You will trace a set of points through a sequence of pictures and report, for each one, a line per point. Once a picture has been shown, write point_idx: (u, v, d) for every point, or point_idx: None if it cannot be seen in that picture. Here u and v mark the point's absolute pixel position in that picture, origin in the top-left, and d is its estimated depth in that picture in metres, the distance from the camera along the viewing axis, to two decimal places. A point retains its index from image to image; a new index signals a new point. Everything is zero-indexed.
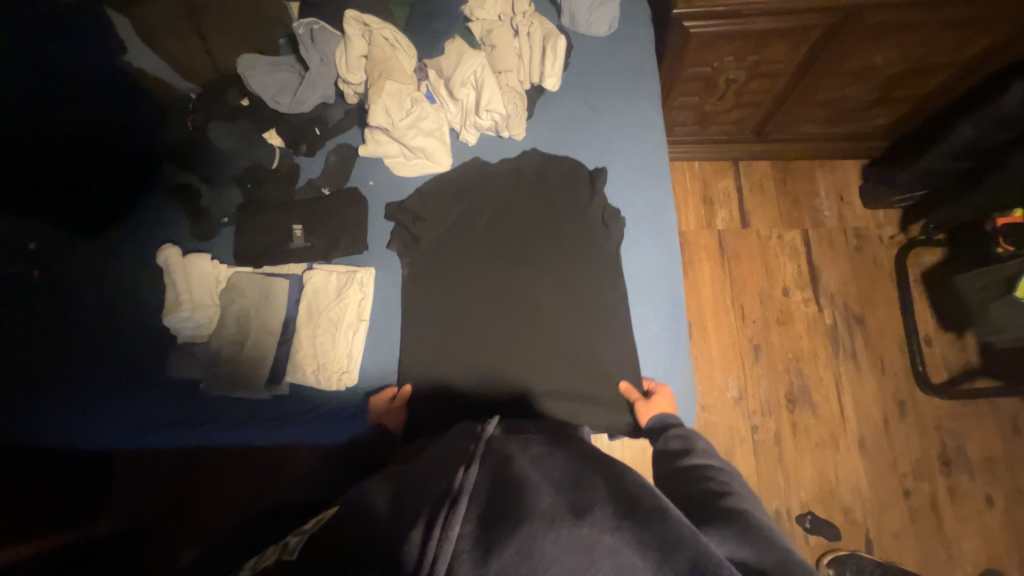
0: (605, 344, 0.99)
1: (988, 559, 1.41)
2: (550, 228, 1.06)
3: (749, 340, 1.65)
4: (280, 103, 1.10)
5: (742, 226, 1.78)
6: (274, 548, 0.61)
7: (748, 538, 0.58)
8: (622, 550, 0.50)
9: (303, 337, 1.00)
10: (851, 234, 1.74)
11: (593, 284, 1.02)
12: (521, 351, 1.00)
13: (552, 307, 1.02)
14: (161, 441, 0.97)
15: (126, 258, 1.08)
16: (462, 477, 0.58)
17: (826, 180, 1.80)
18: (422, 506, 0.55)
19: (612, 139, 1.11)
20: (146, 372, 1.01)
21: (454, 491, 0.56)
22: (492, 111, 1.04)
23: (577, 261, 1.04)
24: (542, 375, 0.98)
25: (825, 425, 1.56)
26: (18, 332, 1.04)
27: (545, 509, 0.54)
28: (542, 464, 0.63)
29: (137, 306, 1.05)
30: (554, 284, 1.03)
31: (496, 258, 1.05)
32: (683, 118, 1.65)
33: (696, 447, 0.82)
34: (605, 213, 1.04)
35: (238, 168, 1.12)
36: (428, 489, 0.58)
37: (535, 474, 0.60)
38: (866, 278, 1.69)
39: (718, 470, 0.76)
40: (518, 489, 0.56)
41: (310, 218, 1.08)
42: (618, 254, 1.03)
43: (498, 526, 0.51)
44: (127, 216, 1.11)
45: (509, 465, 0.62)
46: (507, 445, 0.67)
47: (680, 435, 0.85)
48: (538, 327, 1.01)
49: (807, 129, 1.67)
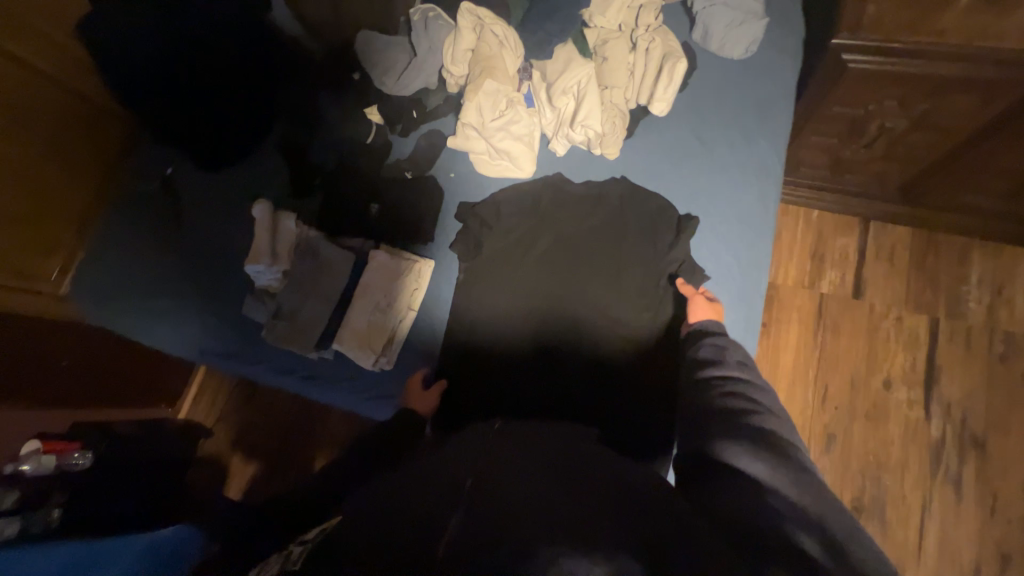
0: (648, 376, 0.93)
1: None
2: (622, 255, 0.98)
3: (824, 425, 1.44)
4: (384, 84, 1.12)
5: (852, 294, 1.52)
6: (278, 556, 0.59)
7: (779, 471, 0.59)
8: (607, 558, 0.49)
9: (355, 312, 1.04)
10: (996, 338, 1.42)
11: (654, 324, 0.95)
12: (558, 369, 0.94)
13: (604, 333, 0.95)
14: (228, 366, 1.11)
15: (230, 199, 1.20)
16: (464, 482, 0.59)
17: (981, 265, 1.47)
18: (420, 502, 0.57)
19: (714, 178, 0.99)
20: (226, 305, 1.14)
21: (463, 488, 0.57)
22: (587, 127, 0.99)
23: (641, 278, 0.97)
24: (573, 398, 0.92)
25: (893, 550, 1.32)
26: (140, 243, 1.21)
27: (543, 497, 0.55)
28: (539, 445, 0.66)
29: (230, 244, 1.18)
30: (612, 308, 0.96)
31: (554, 277, 0.99)
32: (814, 158, 1.42)
33: (727, 356, 0.77)
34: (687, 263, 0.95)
35: (339, 137, 1.19)
36: (432, 482, 0.60)
37: (526, 459, 0.62)
38: (1001, 395, 1.38)
39: (749, 380, 0.73)
40: (505, 485, 0.57)
41: (388, 199, 1.12)
42: (687, 284, 0.95)
43: (490, 528, 0.51)
44: (237, 161, 1.22)
45: (501, 458, 0.63)
46: (508, 434, 0.70)
47: (712, 342, 0.80)
48: (584, 347, 0.95)
49: (971, 201, 1.37)
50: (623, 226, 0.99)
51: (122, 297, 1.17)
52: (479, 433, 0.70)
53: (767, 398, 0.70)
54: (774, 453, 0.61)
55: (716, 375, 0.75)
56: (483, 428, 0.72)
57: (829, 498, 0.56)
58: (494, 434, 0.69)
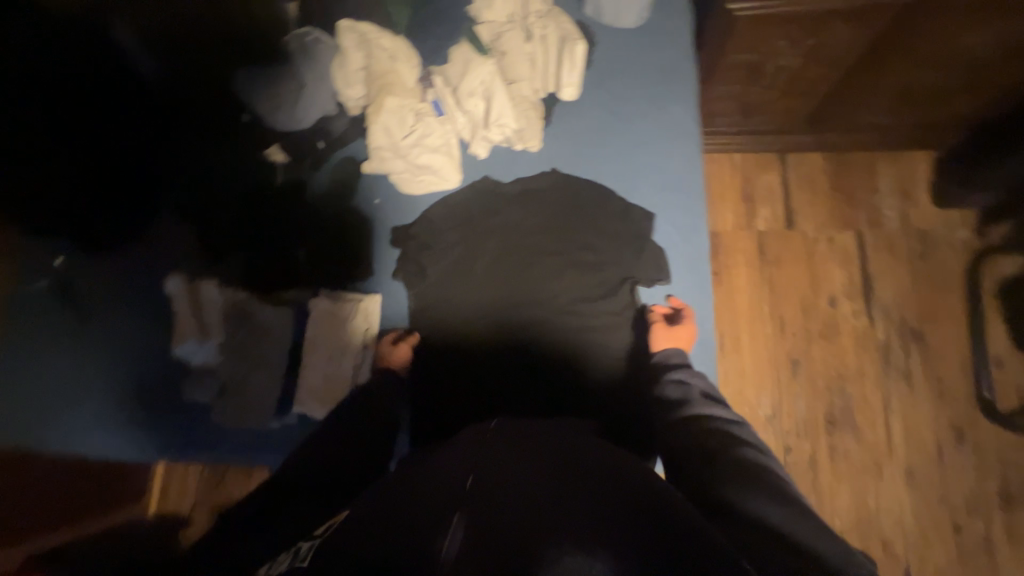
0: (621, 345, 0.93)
1: None
2: (573, 241, 0.97)
3: (787, 354, 1.53)
4: (279, 120, 1.05)
5: (786, 226, 1.61)
6: (287, 554, 0.60)
7: (783, 507, 0.59)
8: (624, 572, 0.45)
9: (308, 368, 0.98)
10: (914, 238, 1.54)
11: (616, 303, 0.94)
12: (531, 371, 0.92)
13: (571, 323, 0.93)
14: (182, 455, 1.01)
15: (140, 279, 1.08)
16: (468, 484, 0.54)
17: (889, 175, 1.59)
18: (418, 517, 0.52)
19: (638, 152, 0.99)
20: (162, 394, 1.02)
21: (465, 491, 0.53)
22: (502, 125, 0.97)
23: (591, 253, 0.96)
24: (552, 394, 0.90)
25: (868, 451, 1.43)
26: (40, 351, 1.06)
27: (553, 504, 0.50)
28: (544, 445, 0.62)
29: (149, 328, 1.06)
30: (572, 297, 0.94)
31: (506, 280, 0.96)
32: (724, 107, 1.47)
33: (694, 390, 0.79)
34: (635, 239, 0.96)
35: (243, 186, 1.09)
36: (424, 497, 0.55)
37: (536, 464, 0.57)
38: (929, 288, 1.50)
39: (721, 412, 0.74)
40: (511, 493, 0.52)
41: (314, 241, 1.04)
42: (636, 242, 0.95)
43: (497, 541, 0.46)
44: (134, 233, 1.09)
45: (505, 463, 0.57)
46: (511, 436, 0.64)
47: (678, 376, 0.82)
48: (553, 340, 0.93)
49: (868, 118, 1.47)
50: (566, 215, 0.98)
51: (38, 413, 1.04)
52: (478, 438, 0.64)
53: (741, 428, 0.72)
54: (773, 490, 0.61)
55: (690, 411, 0.75)
56: (482, 430, 0.66)
57: (819, 525, 0.58)
58: (495, 435, 0.64)
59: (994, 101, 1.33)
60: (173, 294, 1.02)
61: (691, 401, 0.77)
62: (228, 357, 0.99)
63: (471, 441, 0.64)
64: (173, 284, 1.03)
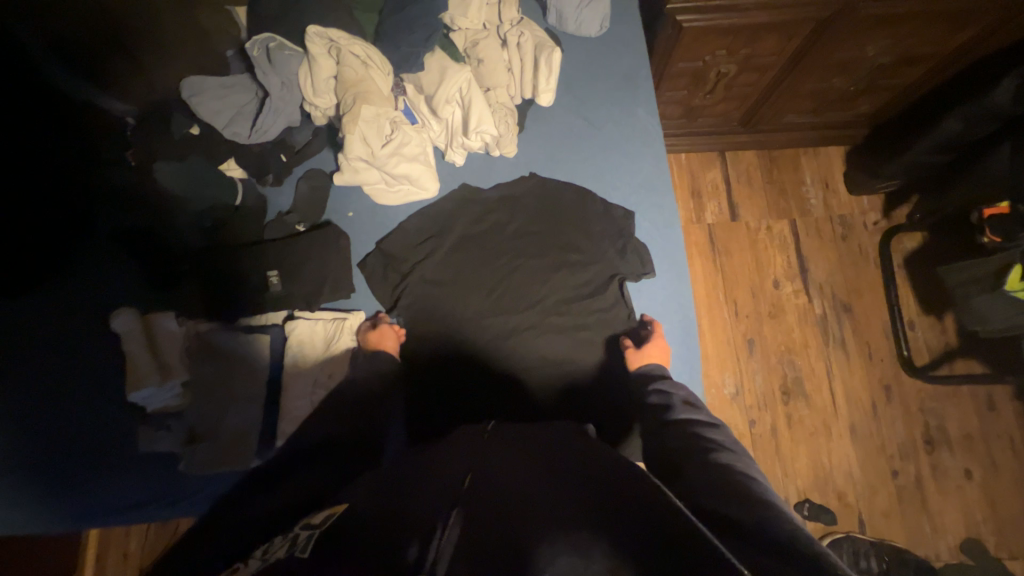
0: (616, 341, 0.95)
1: (968, 529, 1.50)
2: (555, 241, 0.99)
3: (743, 335, 1.66)
4: (237, 134, 0.96)
5: (731, 219, 1.75)
6: (284, 539, 0.54)
7: (748, 506, 0.56)
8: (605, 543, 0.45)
9: (292, 398, 0.90)
10: (836, 223, 1.75)
11: (602, 300, 0.97)
12: (530, 372, 0.93)
13: (562, 321, 0.96)
14: (135, 517, 0.86)
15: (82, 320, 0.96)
16: (467, 480, 0.59)
17: (811, 168, 1.79)
18: (417, 513, 0.53)
19: (610, 154, 1.03)
20: (109, 451, 0.88)
21: (461, 490, 0.57)
22: (482, 132, 0.95)
23: (578, 254, 0.99)
24: (547, 392, 0.92)
25: (818, 415, 1.60)
26: None
27: (538, 498, 0.52)
28: (534, 446, 0.67)
29: (88, 376, 0.91)
30: (563, 297, 0.97)
31: (494, 288, 0.97)
32: (670, 112, 1.58)
33: (676, 400, 0.79)
34: (623, 240, 0.98)
35: (195, 206, 0.98)
36: (426, 496, 0.57)
37: (525, 464, 0.62)
38: (851, 266, 1.71)
39: (701, 419, 0.73)
40: (498, 491, 0.56)
41: (285, 261, 0.95)
42: (622, 239, 0.99)
43: (488, 530, 0.49)
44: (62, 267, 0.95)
45: (503, 468, 0.62)
46: (499, 444, 0.69)
47: (662, 387, 0.81)
48: (544, 338, 0.95)
49: (792, 119, 1.64)
50: (550, 218, 1.00)
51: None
52: (470, 447, 0.69)
53: (718, 435, 0.70)
54: (739, 493, 0.58)
55: (671, 419, 0.75)
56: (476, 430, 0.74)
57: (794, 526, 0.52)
58: (485, 441, 0.70)
59: (890, 101, 1.55)
60: (122, 332, 0.91)
61: (674, 412, 0.76)
62: (198, 395, 0.89)
63: (460, 448, 0.69)
64: (121, 320, 0.91)
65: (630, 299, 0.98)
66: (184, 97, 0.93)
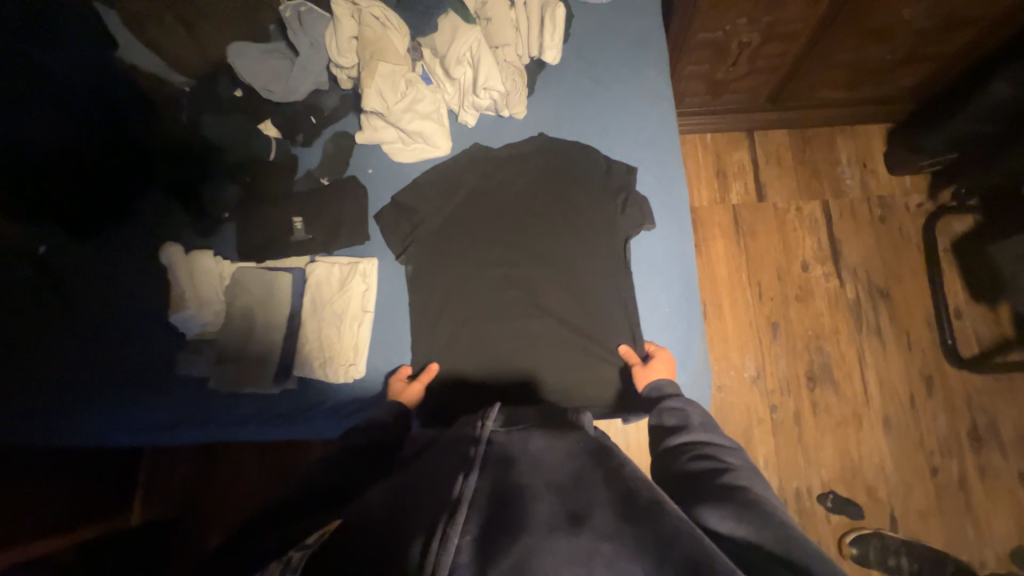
0: (618, 290, 0.97)
1: (1019, 537, 1.36)
2: (565, 228, 1.01)
3: (766, 318, 1.60)
4: (273, 92, 1.07)
5: (758, 199, 1.70)
6: (276, 563, 0.53)
7: (754, 524, 0.56)
8: (618, 558, 0.50)
9: (309, 331, 0.99)
10: (875, 204, 1.65)
11: (608, 281, 0.98)
12: (529, 351, 0.97)
13: (565, 303, 0.98)
14: (179, 435, 0.98)
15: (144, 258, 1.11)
16: (462, 483, 0.59)
17: (848, 148, 1.70)
18: (420, 517, 0.55)
19: (617, 114, 1.05)
20: (155, 370, 1.02)
21: (457, 494, 0.57)
22: (490, 89, 0.99)
23: (584, 207, 1.01)
24: (543, 367, 0.96)
25: (847, 404, 1.51)
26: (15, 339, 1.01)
27: (546, 510, 0.56)
28: (537, 453, 0.65)
29: (140, 308, 1.06)
30: (567, 247, 1.00)
31: (500, 245, 1.02)
32: (693, 88, 1.57)
33: (691, 417, 0.78)
34: (626, 194, 0.99)
35: (234, 162, 1.10)
36: (429, 493, 0.59)
37: (533, 469, 0.63)
38: (891, 249, 1.61)
39: (714, 439, 0.74)
40: (505, 500, 0.57)
41: (309, 209, 1.06)
42: (631, 194, 0.98)
43: (500, 540, 0.52)
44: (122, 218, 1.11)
45: (512, 466, 0.63)
46: (507, 438, 0.69)
47: (673, 405, 0.82)
48: (546, 321, 0.98)
49: (824, 94, 1.58)
50: (555, 182, 1.03)
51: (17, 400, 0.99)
52: (471, 441, 0.67)
53: (730, 457, 0.70)
54: (747, 511, 0.58)
55: (682, 439, 0.76)
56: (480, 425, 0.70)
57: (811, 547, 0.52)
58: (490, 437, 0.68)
59: (934, 73, 1.46)
60: (169, 264, 1.02)
61: (685, 431, 0.77)
62: (227, 324, 1.00)
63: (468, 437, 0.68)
64: (169, 254, 1.02)
65: (630, 256, 0.98)
66: (228, 58, 1.04)
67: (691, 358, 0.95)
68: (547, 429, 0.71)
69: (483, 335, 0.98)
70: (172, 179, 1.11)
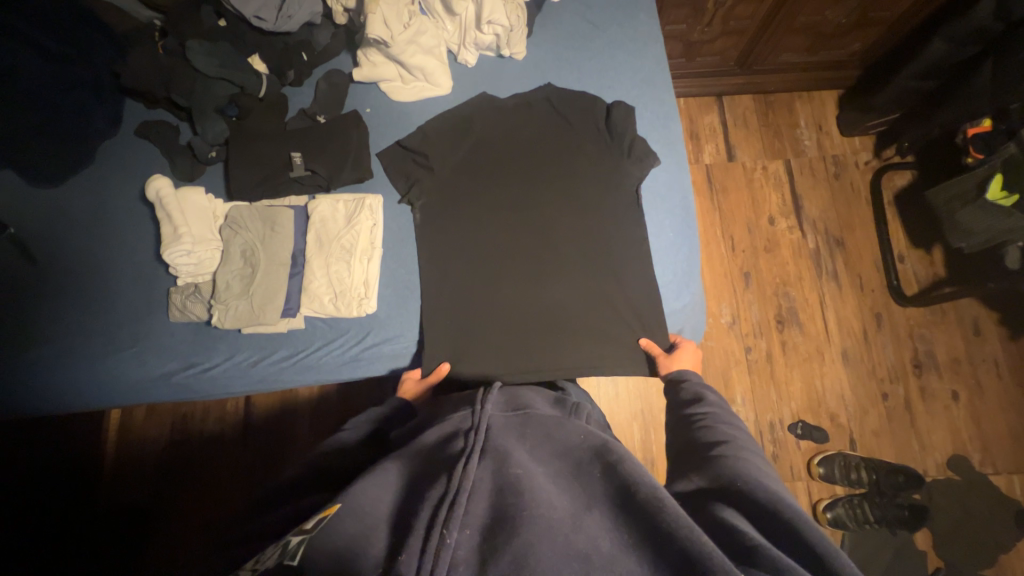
0: (628, 221, 1.01)
1: (954, 447, 1.56)
2: (576, 196, 1.03)
3: (739, 268, 1.72)
4: (263, 20, 1.00)
5: (728, 159, 1.81)
6: (277, 547, 0.55)
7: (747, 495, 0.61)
8: (615, 556, 0.53)
9: (316, 268, 0.98)
10: (830, 162, 1.81)
11: (625, 240, 1.01)
12: (547, 288, 1.00)
13: (580, 267, 1.00)
14: (173, 389, 0.98)
15: (127, 202, 1.05)
16: (461, 472, 0.60)
17: (805, 111, 1.85)
18: (419, 508, 0.57)
19: (613, 54, 1.10)
20: (147, 312, 1.00)
21: (454, 486, 0.58)
22: (494, 23, 1.00)
23: (590, 145, 1.04)
24: (563, 301, 0.99)
25: (811, 341, 1.66)
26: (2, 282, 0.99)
27: (547, 501, 0.57)
28: (537, 443, 0.68)
29: (128, 251, 1.03)
30: (579, 181, 1.03)
31: (509, 192, 1.03)
32: (670, 50, 1.64)
33: (707, 396, 0.83)
34: (630, 139, 1.02)
35: (220, 95, 1.03)
36: (427, 489, 0.60)
37: (531, 462, 0.64)
38: (844, 202, 1.77)
39: (724, 417, 0.78)
40: (506, 490, 0.59)
41: (309, 145, 1.02)
42: (634, 132, 1.03)
43: (499, 532, 0.54)
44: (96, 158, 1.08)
45: (511, 456, 0.63)
46: (504, 426, 0.69)
47: (689, 385, 0.86)
48: (561, 286, 1.00)
49: (785, 59, 1.71)
50: (558, 140, 1.05)
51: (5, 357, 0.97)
52: (467, 430, 0.68)
53: (735, 432, 0.75)
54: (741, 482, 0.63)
55: (695, 411, 0.81)
56: (473, 413, 0.71)
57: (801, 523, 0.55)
58: (485, 419, 0.69)
59: (879, 39, 1.61)
60: (156, 200, 0.97)
61: (697, 405, 0.82)
62: (225, 264, 0.97)
63: (466, 424, 0.70)
64: (155, 189, 0.97)
65: (641, 202, 1.02)
66: None
67: (693, 282, 1.02)
68: (544, 418, 0.73)
69: (496, 277, 1.00)
70: (154, 123, 1.07)
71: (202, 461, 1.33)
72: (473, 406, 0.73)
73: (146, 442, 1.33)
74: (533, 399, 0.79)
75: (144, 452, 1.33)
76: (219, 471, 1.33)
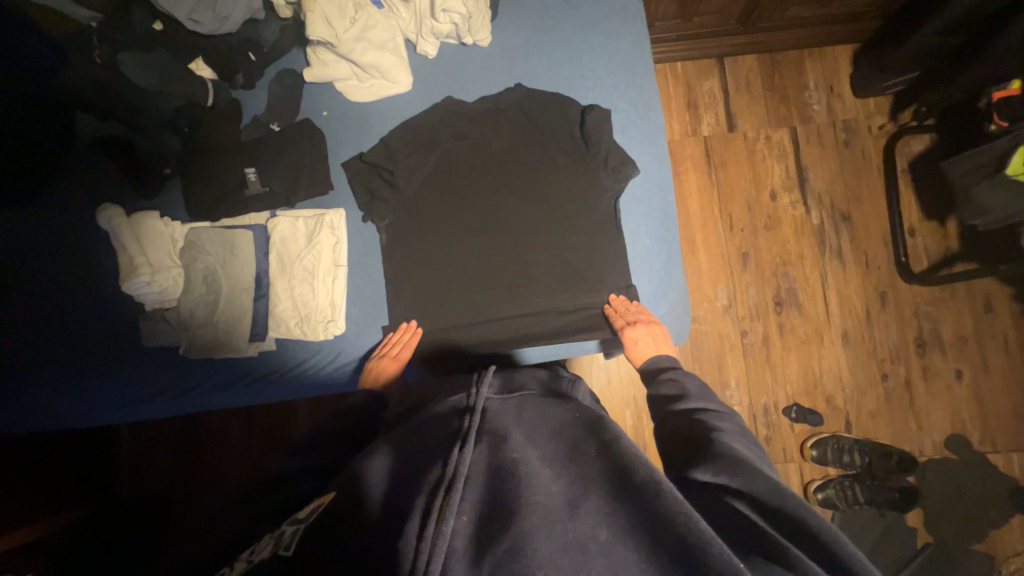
0: (602, 233, 0.97)
1: (952, 426, 1.53)
2: (551, 201, 0.98)
3: (737, 248, 1.63)
4: (199, 23, 0.94)
5: (729, 129, 1.68)
6: (272, 537, 0.56)
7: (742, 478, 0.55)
8: (615, 545, 0.45)
9: (280, 290, 0.97)
10: (840, 128, 1.67)
11: (601, 256, 0.97)
12: (514, 306, 0.97)
13: (554, 282, 0.97)
14: (146, 411, 0.98)
15: (80, 222, 1.01)
16: (457, 458, 0.55)
17: (816, 71, 1.69)
18: (412, 493, 0.52)
19: (588, 38, 1.01)
20: (118, 339, 1.00)
21: (447, 472, 0.53)
22: (449, 10, 0.93)
23: (565, 144, 0.98)
24: (528, 318, 0.97)
25: (810, 323, 1.60)
26: None
27: (543, 486, 0.51)
28: (532, 424, 0.63)
29: (88, 276, 1.01)
30: (551, 188, 0.98)
31: (483, 198, 0.98)
32: (663, 11, 1.48)
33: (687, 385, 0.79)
34: (607, 149, 0.96)
35: (166, 108, 1.00)
36: (418, 472, 0.55)
37: (528, 443, 0.59)
38: (853, 173, 1.65)
39: (709, 409, 0.73)
40: (504, 479, 0.53)
41: (262, 159, 0.98)
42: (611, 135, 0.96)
43: (493, 520, 0.48)
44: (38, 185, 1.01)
45: (509, 438, 0.58)
46: (502, 407, 0.65)
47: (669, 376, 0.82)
48: (531, 301, 0.97)
49: (795, 13, 1.52)
50: (533, 143, 0.98)
51: None
52: (464, 410, 0.64)
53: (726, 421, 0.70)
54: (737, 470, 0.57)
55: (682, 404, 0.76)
56: (468, 398, 0.66)
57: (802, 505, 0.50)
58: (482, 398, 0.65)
59: None
60: (110, 228, 0.97)
61: (682, 398, 0.77)
62: (189, 290, 0.97)
63: (462, 407, 0.65)
64: (109, 218, 0.97)
65: (619, 208, 0.98)
66: None
67: (672, 289, 0.99)
68: (541, 399, 0.70)
69: (464, 293, 0.97)
70: (102, 136, 1.01)
71: (204, 461, 1.33)
72: (470, 387, 0.68)
73: (148, 442, 1.33)
74: (526, 380, 0.76)
75: (150, 452, 1.32)
76: (224, 468, 1.32)
